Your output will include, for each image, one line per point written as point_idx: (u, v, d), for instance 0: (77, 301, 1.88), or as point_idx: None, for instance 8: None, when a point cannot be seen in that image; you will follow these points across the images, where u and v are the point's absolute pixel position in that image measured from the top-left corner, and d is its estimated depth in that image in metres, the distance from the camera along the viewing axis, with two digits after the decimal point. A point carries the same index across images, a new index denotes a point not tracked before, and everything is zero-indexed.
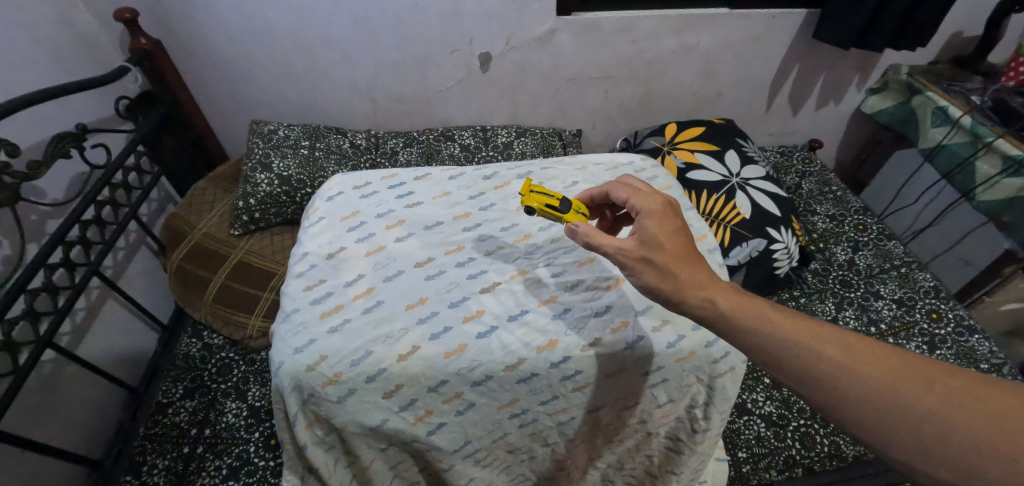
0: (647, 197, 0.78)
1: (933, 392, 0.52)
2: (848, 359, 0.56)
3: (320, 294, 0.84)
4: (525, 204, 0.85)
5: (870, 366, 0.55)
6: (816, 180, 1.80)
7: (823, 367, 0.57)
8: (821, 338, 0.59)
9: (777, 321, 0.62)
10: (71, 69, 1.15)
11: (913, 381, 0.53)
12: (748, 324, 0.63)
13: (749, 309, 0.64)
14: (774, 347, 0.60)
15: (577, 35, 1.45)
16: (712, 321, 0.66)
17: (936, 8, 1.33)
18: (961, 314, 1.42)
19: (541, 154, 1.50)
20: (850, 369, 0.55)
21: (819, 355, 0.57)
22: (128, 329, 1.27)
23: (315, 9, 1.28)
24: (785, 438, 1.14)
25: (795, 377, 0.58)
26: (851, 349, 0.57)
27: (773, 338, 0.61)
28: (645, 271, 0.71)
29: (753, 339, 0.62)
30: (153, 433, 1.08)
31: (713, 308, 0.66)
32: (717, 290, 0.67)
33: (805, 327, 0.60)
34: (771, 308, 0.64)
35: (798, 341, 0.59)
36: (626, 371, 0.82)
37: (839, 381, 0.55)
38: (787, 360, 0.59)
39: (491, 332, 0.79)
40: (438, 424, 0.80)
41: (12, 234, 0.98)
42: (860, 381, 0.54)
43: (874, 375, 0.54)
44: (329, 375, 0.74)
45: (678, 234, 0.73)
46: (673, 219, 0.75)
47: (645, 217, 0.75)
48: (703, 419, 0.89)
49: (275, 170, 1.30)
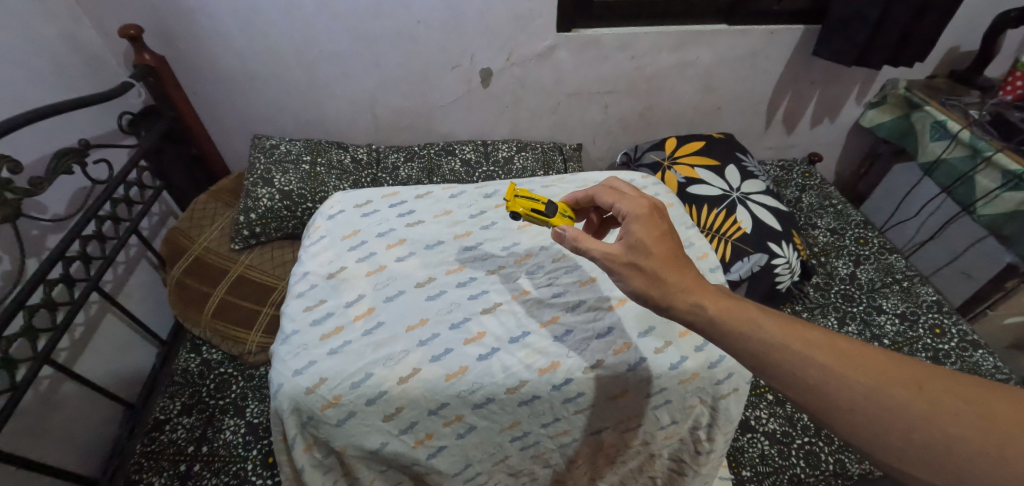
0: (634, 200, 0.79)
1: (923, 397, 0.51)
2: (838, 363, 0.55)
3: (320, 315, 0.84)
4: (511, 210, 0.85)
5: (860, 369, 0.54)
6: (817, 194, 1.81)
7: (813, 372, 0.56)
8: (811, 342, 0.58)
9: (767, 326, 0.61)
10: (76, 84, 1.16)
11: (902, 386, 0.52)
12: (737, 329, 0.62)
13: (737, 313, 0.63)
14: (763, 352, 0.60)
15: (576, 52, 1.46)
16: (701, 325, 0.65)
17: (933, 24, 1.34)
18: (965, 330, 1.41)
19: (542, 169, 1.51)
20: (840, 374, 0.55)
21: (808, 360, 0.56)
22: (127, 345, 1.26)
23: (318, 25, 1.30)
24: (790, 456, 1.13)
25: (785, 381, 0.57)
26: (840, 353, 0.56)
27: (764, 343, 0.60)
28: (633, 276, 0.70)
29: (741, 344, 0.61)
30: (149, 450, 1.06)
31: (702, 313, 0.65)
32: (706, 296, 0.66)
33: (795, 331, 0.60)
34: (761, 313, 0.63)
35: (787, 346, 0.58)
36: (629, 393, 0.81)
37: (829, 386, 0.54)
38: (776, 365, 0.58)
39: (492, 354, 0.79)
40: (438, 447, 0.79)
41: (12, 249, 0.97)
42: (850, 386, 0.54)
43: (864, 380, 0.53)
44: (329, 398, 0.73)
45: (664, 238, 0.73)
46: (660, 223, 0.75)
47: (631, 221, 0.75)
48: (707, 441, 0.88)
49: (277, 185, 1.31)
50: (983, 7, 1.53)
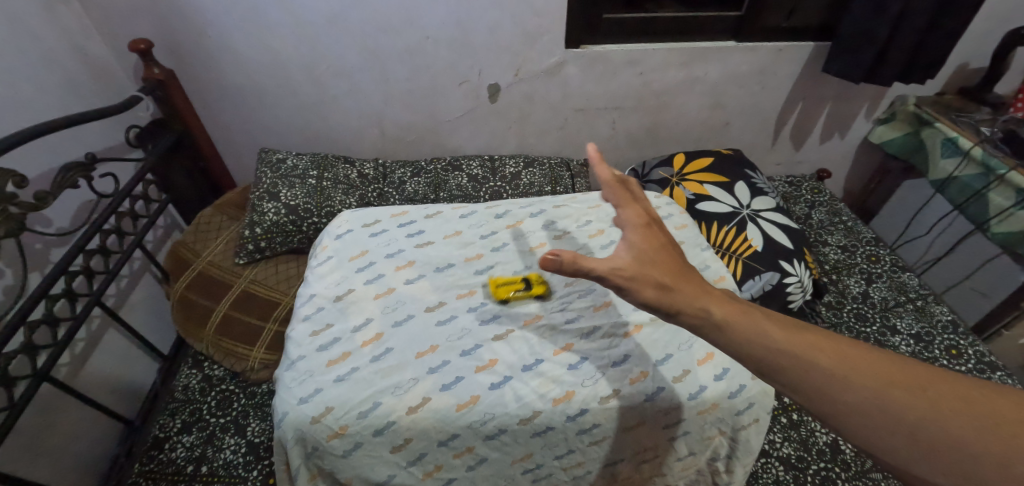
0: (632, 205, 0.75)
1: (928, 400, 0.47)
2: (840, 366, 0.51)
3: (326, 340, 0.82)
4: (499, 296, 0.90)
5: (865, 373, 0.50)
6: (827, 210, 1.79)
7: (816, 376, 0.51)
8: (816, 346, 0.53)
9: (773, 331, 0.55)
10: (86, 98, 1.16)
11: (904, 387, 0.48)
12: (741, 334, 0.57)
13: (741, 316, 0.58)
14: (764, 355, 0.54)
15: (585, 67, 1.46)
16: (705, 331, 0.59)
17: (945, 40, 1.33)
18: (982, 350, 1.37)
19: (549, 185, 1.49)
20: (843, 377, 0.50)
21: (810, 363, 0.52)
22: (127, 360, 1.24)
23: (326, 40, 1.30)
24: (805, 482, 1.10)
25: (790, 387, 0.52)
26: (845, 357, 0.51)
27: (767, 346, 0.54)
28: (643, 287, 0.63)
29: (743, 348, 0.56)
30: (148, 470, 1.03)
31: (707, 317, 0.60)
32: (713, 299, 0.61)
33: (798, 335, 0.55)
34: (765, 317, 0.57)
35: (791, 351, 0.53)
36: (646, 424, 0.78)
37: (835, 392, 0.50)
38: (780, 368, 0.53)
39: (505, 383, 0.77)
40: (447, 480, 0.76)
41: (15, 263, 0.96)
42: (854, 389, 0.49)
43: (867, 383, 0.49)
44: (335, 428, 0.71)
45: (664, 250, 0.70)
46: (658, 236, 0.72)
47: (629, 231, 0.72)
48: (725, 472, 0.86)
49: (283, 199, 1.30)
50: (994, 24, 1.52)
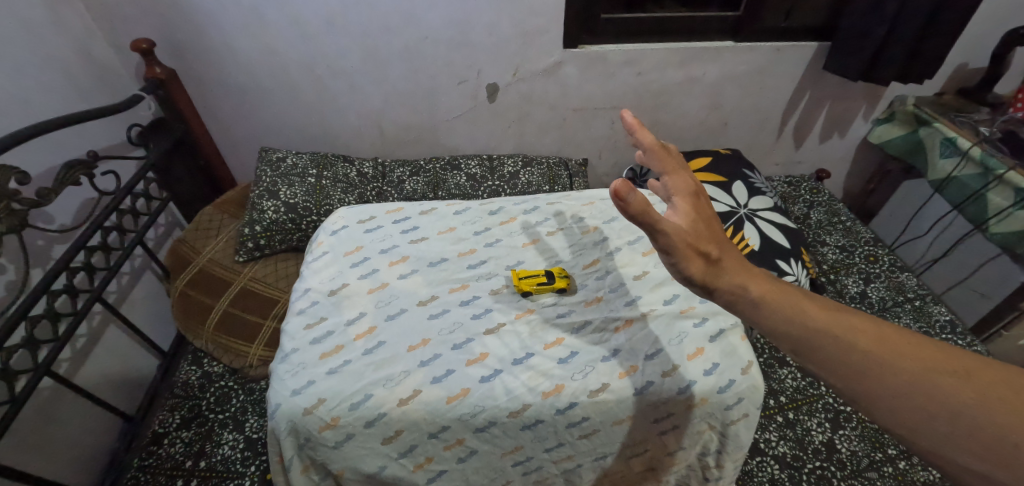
0: (679, 174, 0.68)
1: (971, 385, 0.44)
2: (877, 348, 0.49)
3: (320, 334, 0.83)
4: (523, 288, 0.89)
5: (902, 356, 0.48)
6: (825, 210, 1.79)
7: (850, 355, 0.49)
8: (853, 326, 0.51)
9: (811, 310, 0.53)
10: (89, 97, 1.17)
11: (947, 373, 0.45)
12: (777, 313, 0.55)
13: (780, 297, 0.56)
14: (799, 334, 0.53)
15: (583, 68, 1.46)
16: (741, 309, 0.58)
17: (943, 40, 1.33)
18: (980, 350, 1.36)
19: (547, 184, 1.50)
20: (880, 358, 0.48)
21: (846, 344, 0.50)
22: (128, 355, 1.25)
23: (326, 39, 1.31)
24: (801, 481, 1.09)
25: (824, 366, 0.50)
26: (885, 338, 0.49)
27: (803, 325, 0.53)
28: (692, 260, 0.59)
29: (779, 327, 0.54)
30: (147, 464, 1.04)
31: (745, 294, 0.58)
32: (751, 276, 0.59)
33: (838, 316, 0.52)
34: (803, 296, 0.56)
35: (828, 331, 0.51)
36: (637, 419, 0.79)
37: (870, 371, 0.48)
38: (814, 348, 0.51)
39: (495, 376, 0.78)
40: (438, 472, 0.77)
41: (17, 258, 0.97)
42: (889, 370, 0.47)
43: (907, 366, 0.47)
44: (328, 419, 0.72)
45: (710, 223, 0.63)
46: (705, 207, 0.65)
47: (676, 202, 0.64)
48: (716, 468, 0.86)
49: (282, 198, 1.31)
50: (992, 24, 1.52)
